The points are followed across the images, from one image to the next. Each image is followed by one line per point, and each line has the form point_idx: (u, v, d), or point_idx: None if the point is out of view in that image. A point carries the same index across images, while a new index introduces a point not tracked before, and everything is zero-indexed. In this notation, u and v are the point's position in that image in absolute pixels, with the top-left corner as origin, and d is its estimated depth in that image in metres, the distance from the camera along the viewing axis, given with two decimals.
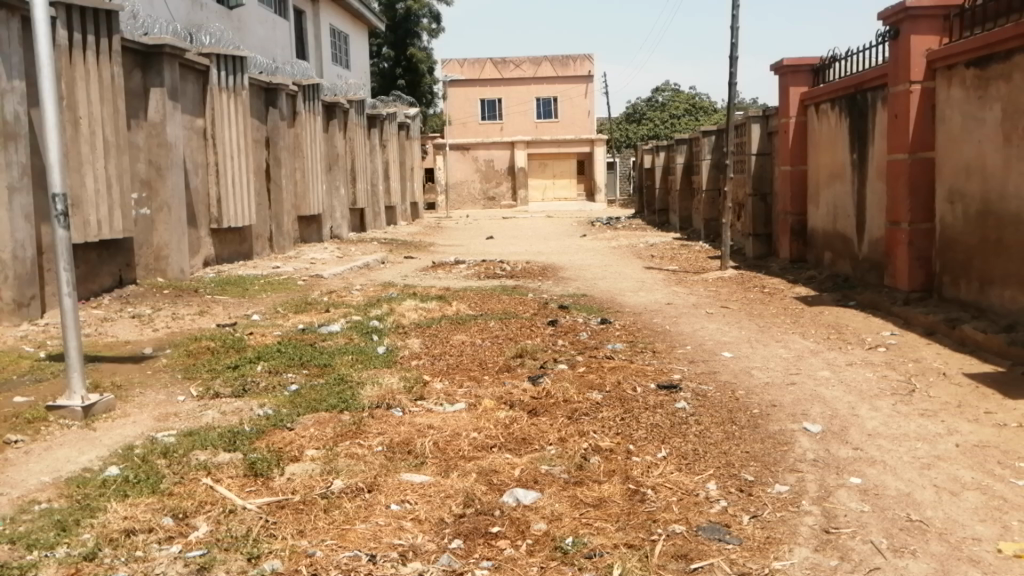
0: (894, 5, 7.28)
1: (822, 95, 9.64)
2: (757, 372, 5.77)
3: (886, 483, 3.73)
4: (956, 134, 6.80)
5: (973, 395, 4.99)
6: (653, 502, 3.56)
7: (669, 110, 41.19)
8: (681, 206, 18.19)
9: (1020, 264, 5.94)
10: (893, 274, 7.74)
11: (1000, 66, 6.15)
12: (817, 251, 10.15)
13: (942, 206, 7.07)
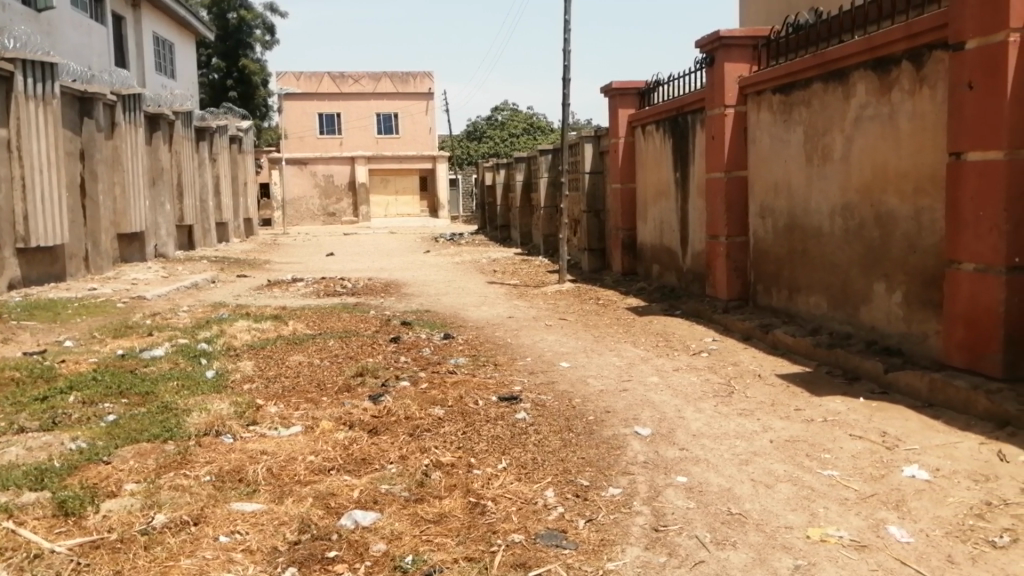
0: (710, 35, 7.81)
1: (648, 116, 10.17)
2: (593, 381, 5.97)
3: (709, 480, 3.96)
4: (766, 155, 7.39)
5: (784, 394, 5.42)
6: (493, 514, 3.59)
7: (509, 129, 42.04)
8: (520, 223, 18.58)
9: (822, 273, 6.53)
10: (713, 284, 8.28)
11: (801, 92, 6.73)
12: (647, 264, 10.69)
13: (755, 220, 7.65)
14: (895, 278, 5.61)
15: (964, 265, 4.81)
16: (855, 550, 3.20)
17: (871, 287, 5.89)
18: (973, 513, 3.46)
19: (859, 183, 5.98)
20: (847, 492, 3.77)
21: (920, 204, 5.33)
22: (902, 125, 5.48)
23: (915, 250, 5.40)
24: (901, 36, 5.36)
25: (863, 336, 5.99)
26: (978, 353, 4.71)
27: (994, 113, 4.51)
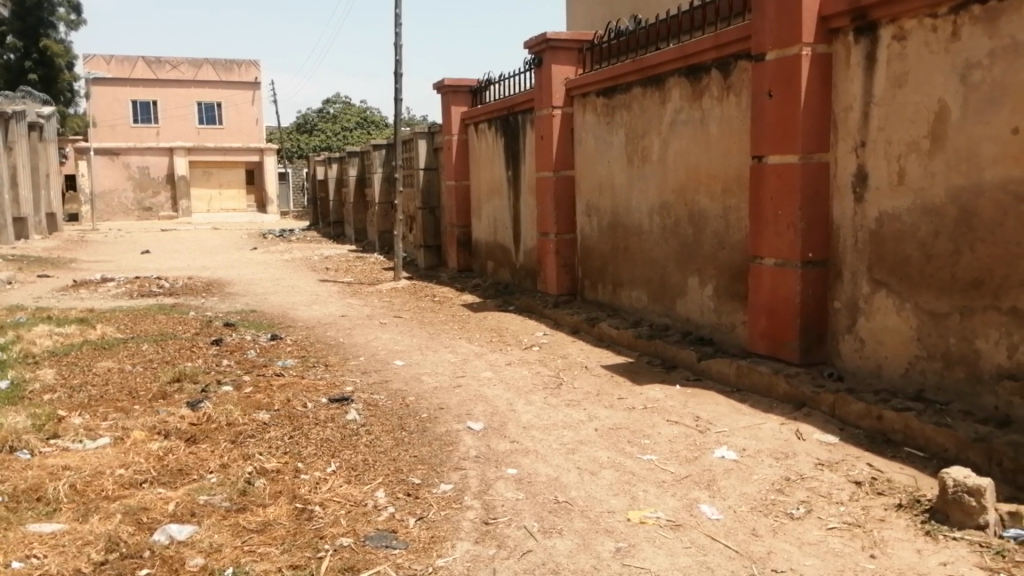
0: (537, 36, 8.00)
1: (480, 115, 10.28)
2: (426, 378, 5.97)
3: (537, 471, 4.07)
4: (591, 155, 7.68)
5: (609, 384, 5.67)
6: (320, 519, 3.50)
7: (341, 123, 40.93)
8: (353, 219, 18.23)
9: (643, 268, 6.88)
10: (544, 280, 8.51)
11: (622, 96, 7.05)
12: (481, 261, 10.82)
13: (582, 218, 7.94)
14: (707, 272, 6.00)
15: (766, 260, 5.22)
16: (671, 529, 3.39)
17: (686, 281, 6.27)
18: (774, 488, 3.77)
19: (674, 184, 6.35)
20: (664, 474, 3.99)
21: (728, 203, 5.74)
22: (712, 129, 5.87)
23: (724, 246, 5.80)
24: (710, 46, 5.73)
25: (680, 327, 6.37)
26: (779, 341, 5.14)
27: (790, 120, 4.93)
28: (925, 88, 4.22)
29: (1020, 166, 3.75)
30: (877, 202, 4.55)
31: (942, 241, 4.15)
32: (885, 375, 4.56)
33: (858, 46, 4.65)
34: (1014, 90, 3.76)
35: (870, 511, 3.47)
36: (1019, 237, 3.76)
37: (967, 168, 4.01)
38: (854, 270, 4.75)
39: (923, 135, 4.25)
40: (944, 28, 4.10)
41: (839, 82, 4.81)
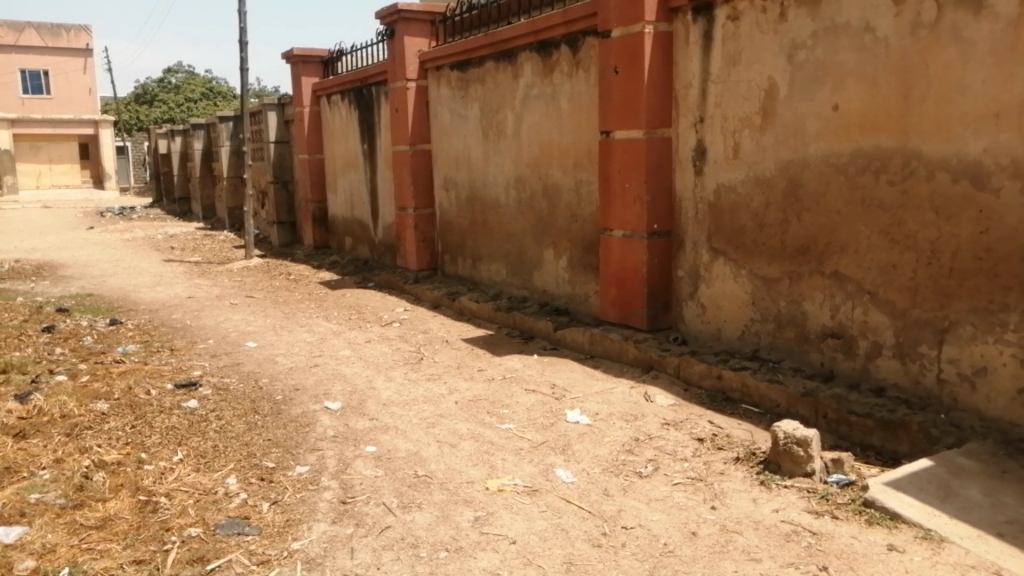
0: (388, 7, 7.85)
1: (332, 86, 9.99)
2: (281, 359, 5.79)
3: (396, 447, 4.05)
4: (447, 129, 7.65)
5: (468, 356, 5.71)
6: (166, 510, 3.34)
7: (184, 93, 38.59)
8: (201, 195, 17.34)
9: (500, 242, 6.95)
10: (403, 255, 8.44)
11: (476, 69, 7.05)
12: (338, 237, 10.58)
13: (440, 193, 7.91)
14: (561, 245, 6.14)
15: (615, 232, 5.40)
16: (528, 495, 3.48)
17: (542, 254, 6.39)
18: (624, 449, 3.94)
19: (528, 157, 6.44)
20: (522, 442, 4.08)
21: (580, 177, 5.88)
22: (563, 104, 5.98)
23: (576, 219, 5.95)
24: (560, 22, 5.82)
25: (537, 299, 6.50)
26: (628, 309, 5.35)
27: (635, 96, 5.09)
28: (757, 66, 4.48)
29: (839, 140, 4.05)
30: (716, 175, 4.80)
31: (773, 212, 4.44)
32: (725, 338, 4.85)
33: (696, 25, 4.85)
34: (834, 70, 4.06)
35: (711, 465, 3.69)
36: (839, 206, 4.08)
37: (794, 142, 4.30)
38: (695, 240, 5.00)
39: (755, 111, 4.51)
40: (773, 10, 4.35)
41: (679, 59, 5.00)
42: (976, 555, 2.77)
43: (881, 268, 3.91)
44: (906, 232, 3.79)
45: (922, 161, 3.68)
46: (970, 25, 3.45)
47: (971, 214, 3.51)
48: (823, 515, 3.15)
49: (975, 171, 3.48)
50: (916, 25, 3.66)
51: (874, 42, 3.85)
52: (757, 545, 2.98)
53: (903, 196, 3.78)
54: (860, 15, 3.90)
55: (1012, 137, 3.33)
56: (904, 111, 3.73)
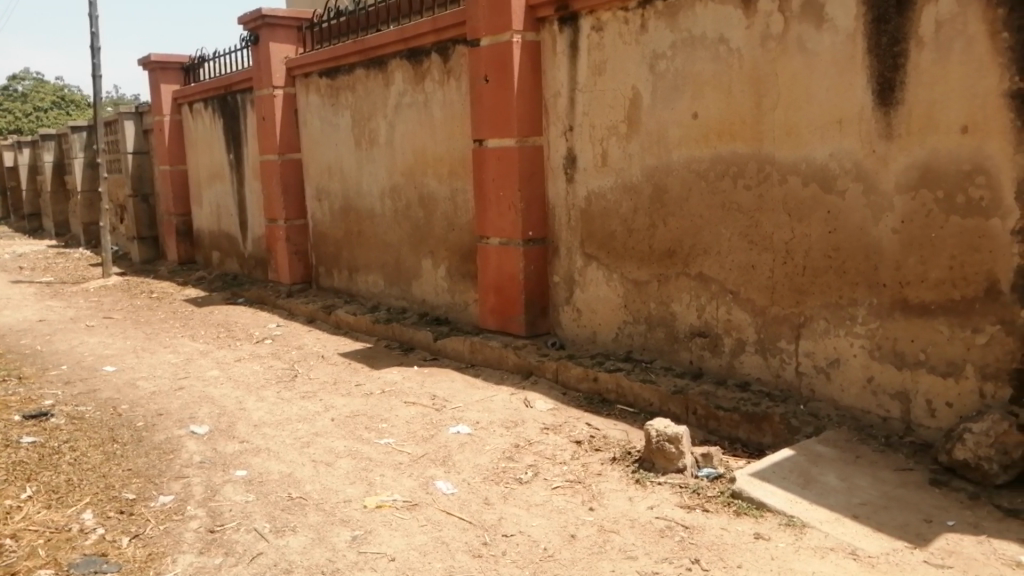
0: (251, 12, 7.57)
1: (194, 94, 9.56)
2: (143, 383, 5.46)
3: (269, 469, 3.89)
4: (317, 137, 7.47)
5: (345, 371, 5.57)
6: (12, 553, 3.06)
7: (31, 102, 36.04)
8: (52, 211, 16.22)
9: (376, 253, 6.84)
10: (275, 268, 8.16)
11: (346, 77, 6.92)
12: (205, 252, 10.12)
13: (312, 203, 7.70)
14: (438, 254, 6.11)
15: (491, 239, 5.41)
16: (407, 510, 3.41)
17: (419, 263, 6.33)
18: (504, 456, 3.94)
19: (402, 166, 6.37)
20: (401, 456, 4.01)
21: (455, 185, 5.86)
22: (435, 113, 5.95)
23: (453, 227, 5.93)
24: (428, 30, 5.79)
25: (416, 309, 6.42)
26: (506, 316, 5.37)
27: (505, 104, 5.13)
28: (621, 76, 4.60)
29: (700, 147, 4.22)
30: (586, 182, 4.90)
31: (641, 217, 4.57)
32: (600, 341, 4.94)
33: (562, 34, 4.94)
34: (692, 79, 4.22)
35: (590, 467, 3.75)
36: (701, 211, 4.24)
37: (657, 149, 4.44)
38: (569, 246, 5.08)
39: (621, 119, 4.63)
40: (634, 21, 4.49)
41: (547, 68, 5.08)
42: (835, 538, 2.93)
43: (742, 268, 4.09)
44: (762, 234, 3.98)
45: (775, 166, 3.88)
46: (814, 37, 3.67)
47: (821, 215, 3.72)
48: (695, 509, 3.25)
49: (823, 175, 3.70)
50: (766, 37, 3.86)
51: (728, 52, 4.03)
52: (633, 542, 3.04)
53: (759, 199, 3.97)
54: (715, 27, 4.08)
55: (854, 143, 3.57)
56: (758, 119, 3.93)
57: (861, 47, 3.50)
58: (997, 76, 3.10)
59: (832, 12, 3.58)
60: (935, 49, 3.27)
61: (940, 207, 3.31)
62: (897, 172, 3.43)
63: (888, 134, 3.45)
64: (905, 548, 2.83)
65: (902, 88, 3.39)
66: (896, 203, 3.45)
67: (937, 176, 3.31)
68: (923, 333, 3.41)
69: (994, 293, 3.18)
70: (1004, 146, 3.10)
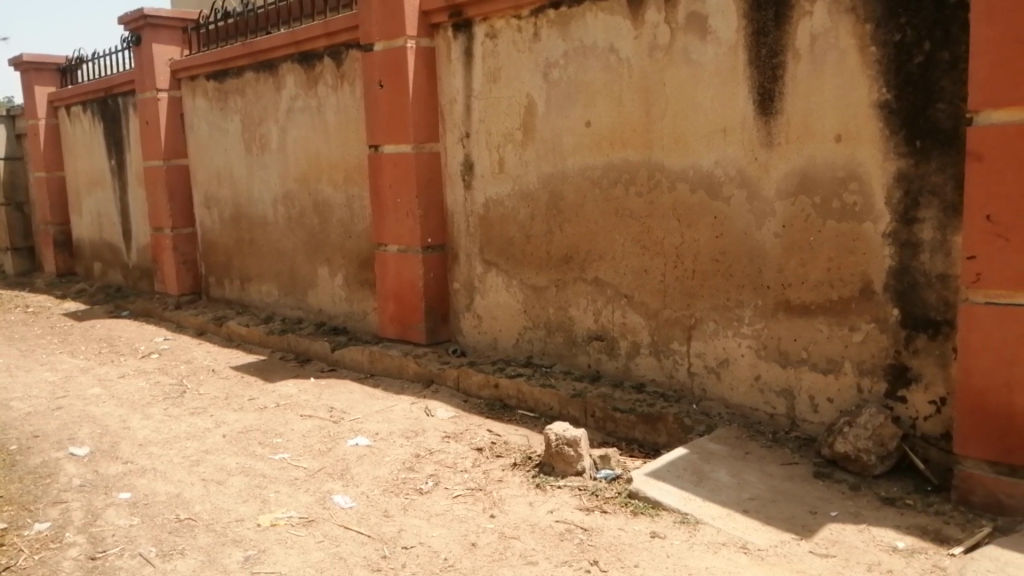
0: (133, 12, 7.25)
1: (72, 97, 9.07)
2: (15, 404, 5.11)
3: (155, 490, 3.71)
4: (205, 143, 7.20)
5: (238, 385, 5.38)
6: None
7: None
8: None
9: (270, 261, 6.64)
10: (162, 279, 7.81)
11: (235, 80, 6.70)
12: (86, 263, 9.58)
13: (201, 211, 7.42)
14: (335, 262, 5.98)
15: (388, 247, 5.34)
16: (303, 526, 3.32)
17: (315, 272, 6.19)
18: (404, 466, 3.88)
19: (296, 172, 6.21)
20: (297, 471, 3.89)
21: (351, 191, 5.76)
22: (328, 117, 5.84)
23: (349, 235, 5.83)
24: (320, 34, 5.69)
25: (312, 319, 6.27)
26: (405, 324, 5.31)
27: (400, 110, 5.08)
28: (516, 83, 4.64)
29: (593, 154, 4.29)
30: (484, 188, 4.90)
31: (538, 223, 4.61)
32: (500, 347, 4.95)
33: (457, 41, 4.94)
34: (584, 88, 4.30)
35: (490, 473, 3.74)
36: (596, 217, 4.32)
37: (552, 156, 4.49)
38: (468, 253, 5.07)
39: (516, 127, 4.67)
40: (527, 29, 4.53)
41: (442, 74, 5.06)
42: (727, 533, 3.02)
43: (635, 273, 4.19)
44: (654, 240, 4.08)
45: (665, 173, 3.99)
46: (699, 48, 3.79)
47: (708, 220, 3.85)
48: (594, 511, 3.29)
49: (709, 181, 3.83)
50: (653, 47, 3.97)
51: (618, 62, 4.12)
52: (534, 547, 3.05)
53: (650, 205, 4.07)
54: (605, 37, 4.16)
55: (738, 151, 3.71)
56: (647, 127, 4.03)
57: (742, 59, 3.65)
58: (867, 87, 3.28)
59: (715, 25, 3.72)
60: (810, 62, 3.44)
61: (818, 212, 3.47)
62: (778, 178, 3.58)
63: (770, 142, 3.60)
64: (792, 540, 2.94)
65: (780, 98, 3.54)
66: (777, 208, 3.60)
67: (814, 182, 3.47)
68: (804, 332, 3.58)
69: (868, 293, 3.37)
70: (874, 154, 3.29)
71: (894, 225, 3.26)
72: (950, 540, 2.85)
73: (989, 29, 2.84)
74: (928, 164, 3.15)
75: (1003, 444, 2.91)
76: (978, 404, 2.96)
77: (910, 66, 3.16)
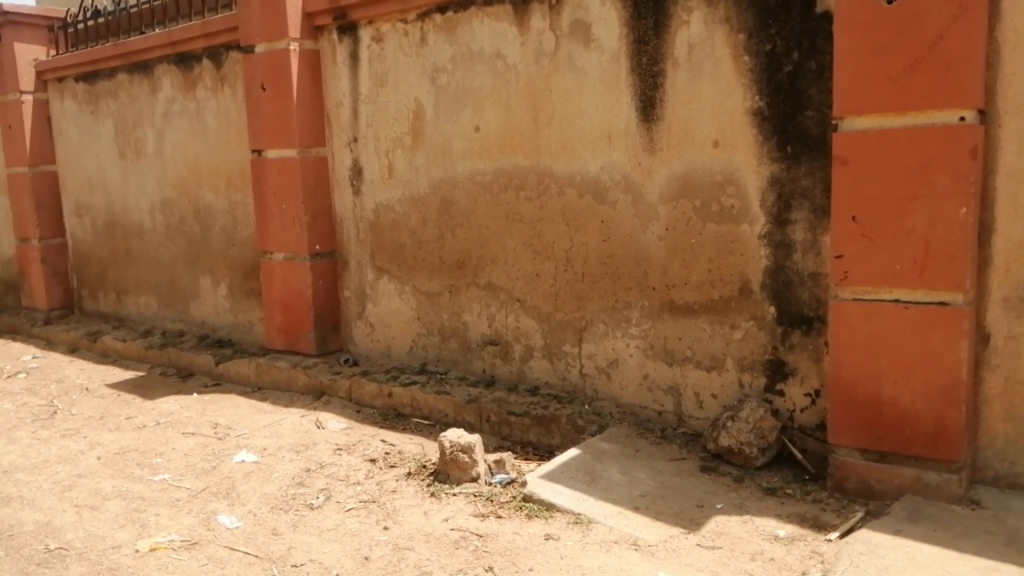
0: None
1: None
2: None
3: (22, 520, 3.46)
4: (75, 147, 6.80)
5: (114, 404, 5.09)
6: None
7: None
8: None
9: (149, 272, 6.33)
10: (29, 293, 7.32)
11: (107, 82, 6.36)
12: None
13: (72, 220, 6.99)
14: (218, 271, 5.76)
15: (274, 255, 5.18)
16: (186, 550, 3.16)
17: (196, 282, 5.94)
18: (294, 481, 3.77)
19: (174, 179, 5.95)
20: (179, 492, 3.72)
21: (233, 198, 5.56)
22: (208, 121, 5.62)
23: (233, 243, 5.62)
24: (198, 34, 5.47)
25: (195, 331, 6.02)
26: (294, 334, 5.16)
27: (284, 114, 4.95)
28: (403, 87, 4.60)
29: (482, 159, 4.30)
30: (373, 194, 4.83)
31: (429, 229, 4.58)
32: (394, 354, 4.88)
33: (342, 44, 4.85)
34: (472, 94, 4.30)
35: (384, 484, 3.68)
36: (487, 222, 4.33)
37: (442, 162, 4.47)
38: (358, 259, 4.98)
39: (405, 131, 4.62)
40: (413, 33, 4.50)
41: (328, 78, 4.96)
42: (619, 531, 3.08)
43: (527, 277, 4.22)
44: (545, 244, 4.12)
45: (553, 178, 4.04)
46: (583, 56, 3.86)
47: (595, 224, 3.92)
48: (489, 517, 3.28)
49: (596, 186, 3.89)
50: (538, 54, 4.01)
51: (505, 68, 4.15)
52: (428, 557, 3.01)
53: (540, 210, 4.11)
54: (491, 42, 4.18)
55: (622, 156, 3.79)
56: (535, 133, 4.07)
57: (624, 66, 3.73)
58: (742, 95, 3.42)
59: (598, 32, 3.80)
60: (688, 70, 3.55)
61: (698, 215, 3.59)
62: (660, 183, 3.68)
63: (652, 148, 3.69)
64: (680, 534, 3.02)
65: (661, 105, 3.64)
66: (661, 212, 3.70)
67: (694, 187, 3.59)
68: (688, 331, 3.69)
69: (746, 292, 3.50)
70: (749, 159, 3.43)
71: (768, 226, 3.41)
72: (826, 525, 2.99)
73: (850, 41, 3.00)
74: (799, 168, 3.31)
75: (873, 432, 3.08)
76: (850, 395, 3.12)
77: (781, 75, 3.31)
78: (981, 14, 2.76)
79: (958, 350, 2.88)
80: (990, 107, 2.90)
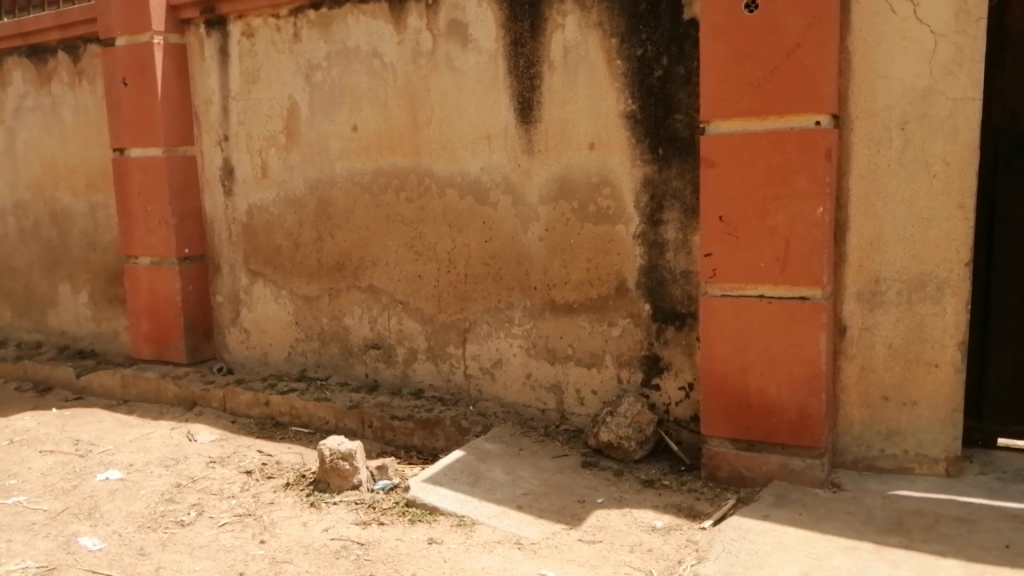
0: None
1: None
2: None
3: None
4: None
5: None
6: None
7: None
8: None
9: None
10: None
11: None
12: None
13: None
14: (78, 278, 5.41)
15: (140, 260, 4.92)
16: None
17: (54, 290, 5.57)
18: (163, 498, 3.58)
19: (28, 179, 5.55)
20: (35, 515, 3.46)
21: (94, 200, 5.24)
22: (65, 117, 5.27)
23: (95, 248, 5.30)
24: (52, 25, 5.13)
25: (54, 342, 5.64)
26: (163, 343, 4.91)
27: (149, 111, 4.70)
28: (276, 85, 4.45)
29: (360, 159, 4.22)
30: (246, 195, 4.66)
31: (307, 230, 4.46)
32: (271, 361, 4.73)
33: (210, 38, 4.66)
34: (349, 92, 4.22)
35: (261, 497, 3.55)
36: (368, 223, 4.25)
37: (319, 162, 4.36)
38: (231, 263, 4.79)
39: (279, 130, 4.48)
40: (286, 29, 4.37)
41: (196, 74, 4.75)
42: (502, 531, 3.08)
43: (409, 279, 4.17)
44: (426, 245, 4.09)
45: (433, 178, 4.01)
46: (460, 56, 3.85)
47: (477, 225, 3.92)
48: (371, 524, 3.22)
49: (477, 187, 3.89)
50: (416, 53, 3.98)
51: (382, 67, 4.09)
52: (307, 569, 2.93)
53: (421, 211, 4.07)
54: (368, 41, 4.11)
55: (502, 157, 3.80)
56: (414, 134, 4.03)
57: (502, 67, 3.75)
58: (615, 98, 3.50)
59: (475, 33, 3.80)
60: (563, 73, 3.60)
61: (576, 216, 3.65)
62: (539, 184, 3.72)
63: (530, 149, 3.72)
64: (562, 530, 3.06)
65: (539, 107, 3.68)
66: (540, 213, 3.74)
67: (572, 188, 3.65)
68: (570, 330, 3.74)
69: (623, 290, 3.59)
70: (623, 161, 3.51)
71: (642, 226, 3.50)
72: (701, 514, 3.10)
73: (715, 47, 3.12)
74: (670, 170, 3.41)
75: (743, 422, 3.22)
76: (720, 389, 3.25)
77: (651, 79, 3.41)
78: (833, 23, 2.93)
79: (818, 342, 3.05)
80: (843, 112, 3.08)
